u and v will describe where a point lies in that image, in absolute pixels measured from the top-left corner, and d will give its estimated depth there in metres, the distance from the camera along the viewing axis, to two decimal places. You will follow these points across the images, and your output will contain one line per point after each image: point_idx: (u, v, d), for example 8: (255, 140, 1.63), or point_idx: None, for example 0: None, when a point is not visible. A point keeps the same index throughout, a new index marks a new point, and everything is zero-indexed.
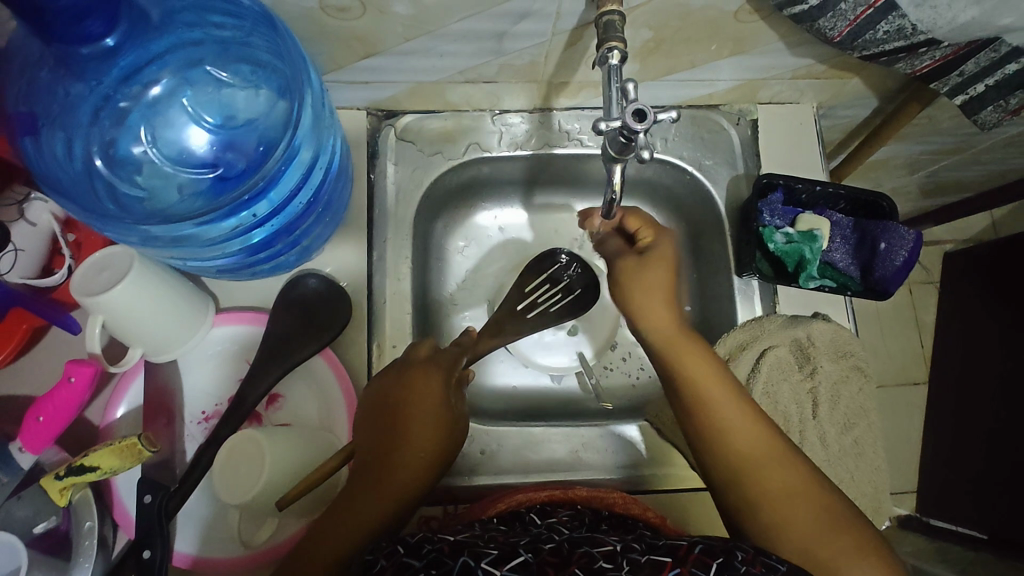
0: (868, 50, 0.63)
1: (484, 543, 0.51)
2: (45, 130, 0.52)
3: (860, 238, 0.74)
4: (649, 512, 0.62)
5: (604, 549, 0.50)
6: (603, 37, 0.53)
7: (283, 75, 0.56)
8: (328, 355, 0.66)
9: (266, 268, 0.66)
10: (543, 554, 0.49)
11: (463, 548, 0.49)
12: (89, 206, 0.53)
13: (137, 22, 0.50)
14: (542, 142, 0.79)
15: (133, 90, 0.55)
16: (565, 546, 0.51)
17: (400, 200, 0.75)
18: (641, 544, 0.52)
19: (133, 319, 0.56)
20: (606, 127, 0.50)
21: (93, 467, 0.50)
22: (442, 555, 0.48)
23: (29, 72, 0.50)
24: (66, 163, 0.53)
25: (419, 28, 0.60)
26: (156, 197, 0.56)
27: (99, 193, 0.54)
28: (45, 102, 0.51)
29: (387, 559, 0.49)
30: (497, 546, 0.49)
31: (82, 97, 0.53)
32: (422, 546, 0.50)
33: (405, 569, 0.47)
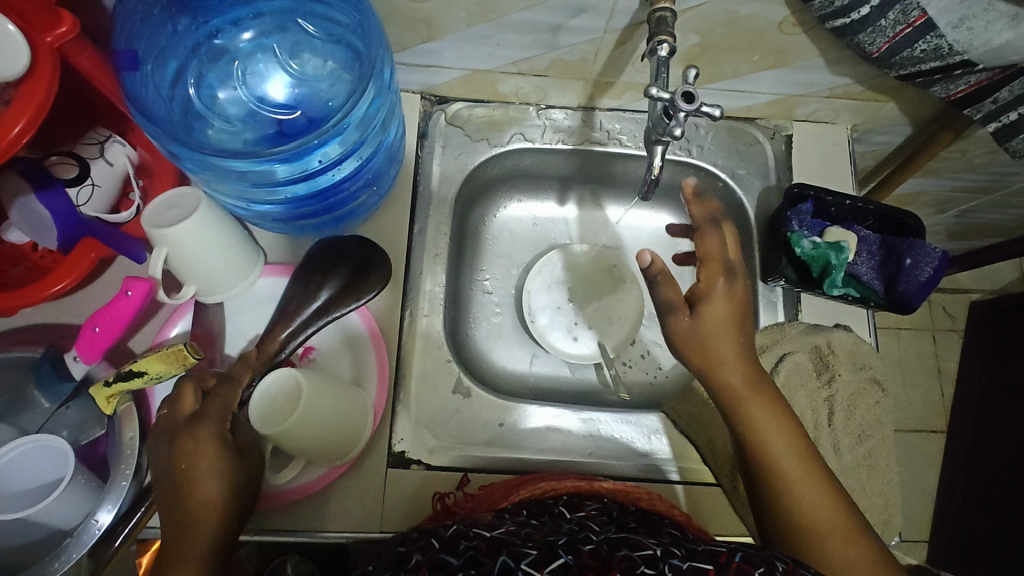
0: (905, 69, 0.66)
1: (521, 541, 0.50)
2: (141, 59, 0.57)
3: (886, 254, 0.76)
4: (675, 510, 0.64)
5: (644, 553, 0.49)
6: (655, 31, 0.57)
7: (356, 49, 0.62)
8: (364, 315, 0.70)
9: (315, 222, 0.71)
10: (583, 556, 0.47)
11: (501, 547, 0.49)
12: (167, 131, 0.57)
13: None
14: (583, 139, 0.82)
15: (225, 40, 0.61)
16: (604, 549, 0.49)
17: (444, 179, 0.79)
18: (680, 550, 0.51)
19: (192, 256, 0.60)
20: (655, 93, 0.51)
21: (142, 372, 0.55)
22: (478, 555, 0.47)
23: (143, 10, 0.56)
24: (156, 93, 0.58)
25: (483, 15, 0.64)
26: (224, 135, 0.60)
27: (183, 127, 0.59)
28: (151, 39, 0.57)
29: (423, 555, 0.49)
30: (535, 547, 0.48)
31: (182, 35, 0.59)
32: (458, 544, 0.49)
33: (442, 567, 0.47)
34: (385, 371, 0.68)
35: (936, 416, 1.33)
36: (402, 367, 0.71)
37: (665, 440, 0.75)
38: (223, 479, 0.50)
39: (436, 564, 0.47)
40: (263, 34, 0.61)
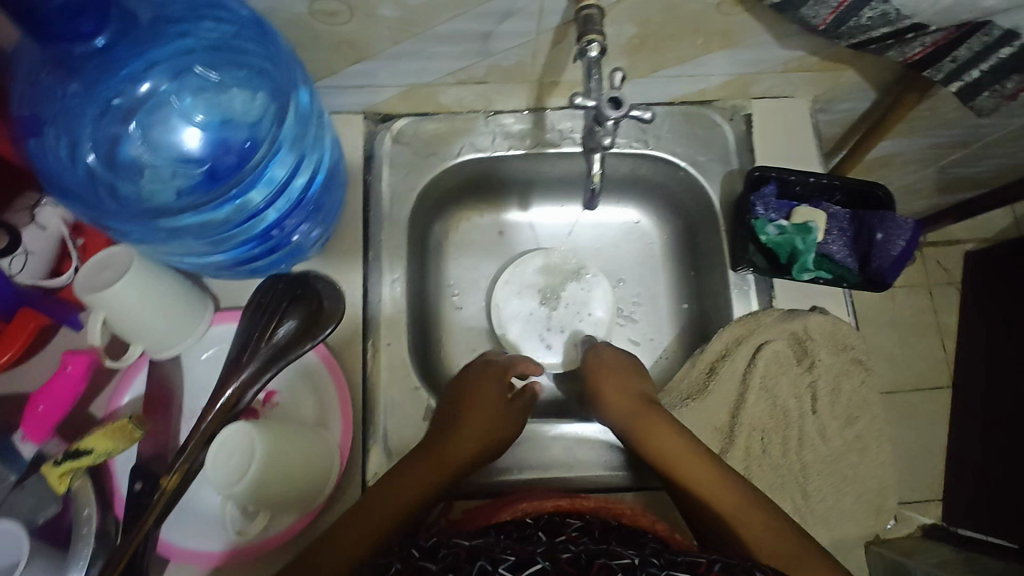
0: (855, 38, 0.62)
1: (501, 548, 0.52)
2: (42, 127, 0.54)
3: (857, 230, 0.73)
4: (658, 525, 0.62)
5: (623, 561, 0.51)
6: (583, 30, 0.54)
7: (272, 79, 0.58)
8: (322, 352, 0.67)
9: (264, 263, 0.68)
10: (561, 562, 0.50)
11: (481, 553, 0.51)
12: (90, 202, 0.55)
13: (124, 21, 0.52)
14: (536, 143, 0.79)
15: (129, 94, 0.57)
16: (583, 557, 0.51)
17: (395, 200, 0.76)
18: (659, 558, 0.52)
19: (132, 316, 0.58)
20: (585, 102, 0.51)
21: (88, 450, 0.53)
22: (457, 561, 0.50)
23: (32, 76, 0.53)
24: (68, 164, 0.55)
25: (407, 30, 0.62)
26: (146, 194, 0.57)
27: (100, 192, 0.56)
28: (47, 104, 0.54)
29: (403, 562, 0.51)
30: (513, 552, 0.51)
31: (80, 99, 0.55)
32: (438, 550, 0.52)
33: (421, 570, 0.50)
34: (348, 410, 0.66)
35: (935, 373, 1.30)
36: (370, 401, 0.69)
37: None
38: None
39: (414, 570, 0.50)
40: (170, 82, 0.58)
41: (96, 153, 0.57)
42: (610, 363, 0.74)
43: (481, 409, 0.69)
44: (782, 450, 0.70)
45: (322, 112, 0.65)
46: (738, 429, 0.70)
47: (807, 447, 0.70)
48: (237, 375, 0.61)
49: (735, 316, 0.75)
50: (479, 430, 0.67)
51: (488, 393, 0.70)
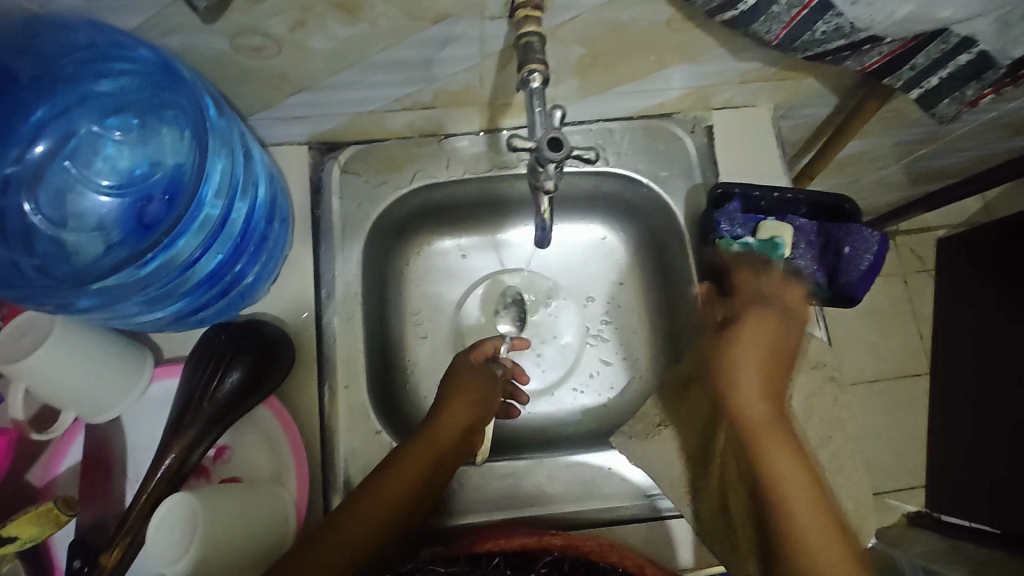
0: (810, 51, 0.60)
1: None
2: None
3: (824, 242, 0.72)
4: (627, 560, 0.61)
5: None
6: (524, 59, 0.51)
7: (193, 118, 0.54)
8: (273, 404, 0.63)
9: (212, 312, 0.64)
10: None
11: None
12: (4, 279, 0.50)
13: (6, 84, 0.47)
14: (493, 164, 0.76)
15: (33, 154, 0.52)
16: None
17: (347, 233, 0.73)
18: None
19: (59, 385, 0.54)
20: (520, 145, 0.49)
21: (11, 538, 0.48)
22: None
23: None
24: None
25: (342, 61, 0.58)
26: (77, 258, 0.54)
27: (20, 265, 0.52)
28: None
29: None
30: None
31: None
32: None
33: None
34: (305, 464, 0.62)
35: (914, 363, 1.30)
36: (329, 450, 0.66)
37: (619, 476, 0.70)
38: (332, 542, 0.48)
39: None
40: (84, 137, 0.54)
41: (9, 224, 0.52)
42: (761, 353, 0.56)
43: (445, 441, 0.63)
44: None
45: (252, 140, 0.60)
46: (712, 455, 0.69)
47: None
48: (178, 440, 0.58)
49: (705, 336, 0.73)
50: (439, 463, 0.63)
51: (458, 422, 0.65)
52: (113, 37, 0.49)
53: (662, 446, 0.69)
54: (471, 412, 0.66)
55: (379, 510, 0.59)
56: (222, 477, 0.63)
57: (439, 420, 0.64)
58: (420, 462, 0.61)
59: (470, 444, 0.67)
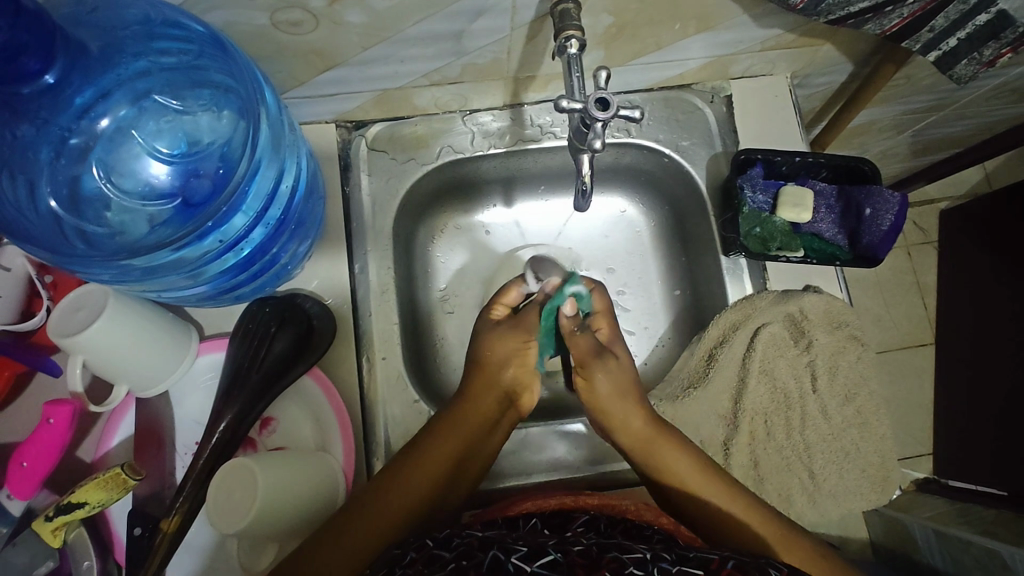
0: (833, 15, 0.62)
1: (511, 539, 0.54)
2: None
3: (845, 206, 0.73)
4: (664, 518, 0.63)
5: (634, 555, 0.52)
6: (561, 26, 0.52)
7: (239, 97, 0.55)
8: (317, 374, 0.64)
9: (248, 289, 0.65)
10: (572, 554, 0.51)
11: (492, 543, 0.53)
12: (58, 249, 0.51)
13: (76, 56, 0.48)
14: (516, 139, 0.77)
15: (85, 127, 0.53)
16: (594, 549, 0.53)
17: (377, 209, 0.74)
18: (670, 553, 0.53)
19: (113, 359, 0.55)
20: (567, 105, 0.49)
21: (80, 504, 0.51)
22: (471, 548, 0.52)
23: None
24: (29, 209, 0.51)
25: (376, 35, 0.59)
26: (122, 234, 0.54)
27: (69, 236, 0.53)
28: None
29: (416, 553, 0.53)
30: (526, 543, 0.52)
31: (31, 140, 0.51)
32: (451, 540, 0.54)
33: (435, 559, 0.51)
34: (349, 431, 0.63)
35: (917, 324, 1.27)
36: (370, 420, 0.67)
37: None
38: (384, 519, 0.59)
39: (428, 558, 0.52)
40: (128, 113, 0.54)
41: (58, 195, 0.53)
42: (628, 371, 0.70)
43: (461, 436, 0.64)
44: (785, 431, 0.71)
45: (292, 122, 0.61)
46: (742, 415, 0.71)
47: (808, 427, 0.71)
48: (229, 411, 0.60)
49: (730, 301, 0.75)
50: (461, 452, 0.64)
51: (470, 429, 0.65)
52: (164, 13, 0.49)
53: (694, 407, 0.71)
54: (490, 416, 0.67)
55: (398, 498, 0.60)
56: (268, 447, 0.64)
57: (458, 428, 0.65)
58: (441, 455, 0.63)
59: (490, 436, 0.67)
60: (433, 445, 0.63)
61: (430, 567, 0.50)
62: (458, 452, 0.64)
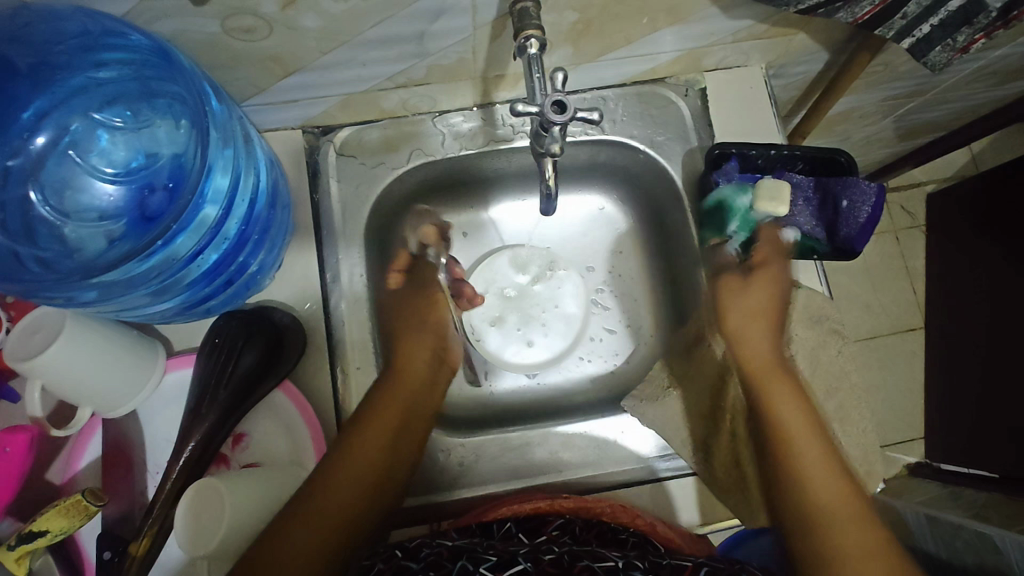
0: (803, 4, 0.60)
1: (482, 548, 0.54)
2: None
3: (822, 198, 0.72)
4: (639, 520, 0.61)
5: (606, 564, 0.52)
6: (521, 26, 0.51)
7: (190, 105, 0.53)
8: (288, 387, 0.64)
9: (218, 303, 0.64)
10: (542, 563, 0.51)
11: (463, 552, 0.53)
12: (9, 273, 0.50)
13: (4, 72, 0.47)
14: (489, 139, 0.76)
15: (32, 146, 0.52)
16: (566, 558, 0.53)
17: (347, 216, 0.72)
18: (643, 560, 0.53)
19: (72, 382, 0.53)
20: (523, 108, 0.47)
21: (42, 532, 0.50)
22: (440, 559, 0.52)
23: None
24: None
25: (333, 39, 0.57)
26: (77, 254, 0.53)
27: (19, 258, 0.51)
28: None
29: (386, 562, 0.52)
30: (495, 552, 0.53)
31: None
32: (419, 549, 0.53)
33: (404, 570, 0.51)
34: (322, 444, 0.63)
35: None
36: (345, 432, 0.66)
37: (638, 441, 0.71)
38: (344, 493, 0.58)
39: (397, 569, 0.51)
40: (81, 128, 0.53)
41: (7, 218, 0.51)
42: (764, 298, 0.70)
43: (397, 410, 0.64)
44: None
45: (249, 127, 0.59)
46: (723, 413, 0.70)
47: None
48: (198, 427, 0.59)
49: (710, 297, 0.74)
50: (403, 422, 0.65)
51: (404, 391, 0.66)
52: (104, 25, 0.48)
53: (676, 405, 0.71)
54: (418, 385, 0.69)
55: (356, 472, 0.59)
56: (241, 463, 0.63)
57: (389, 391, 0.65)
58: (384, 425, 0.63)
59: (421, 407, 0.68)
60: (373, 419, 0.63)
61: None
62: (402, 417, 0.65)
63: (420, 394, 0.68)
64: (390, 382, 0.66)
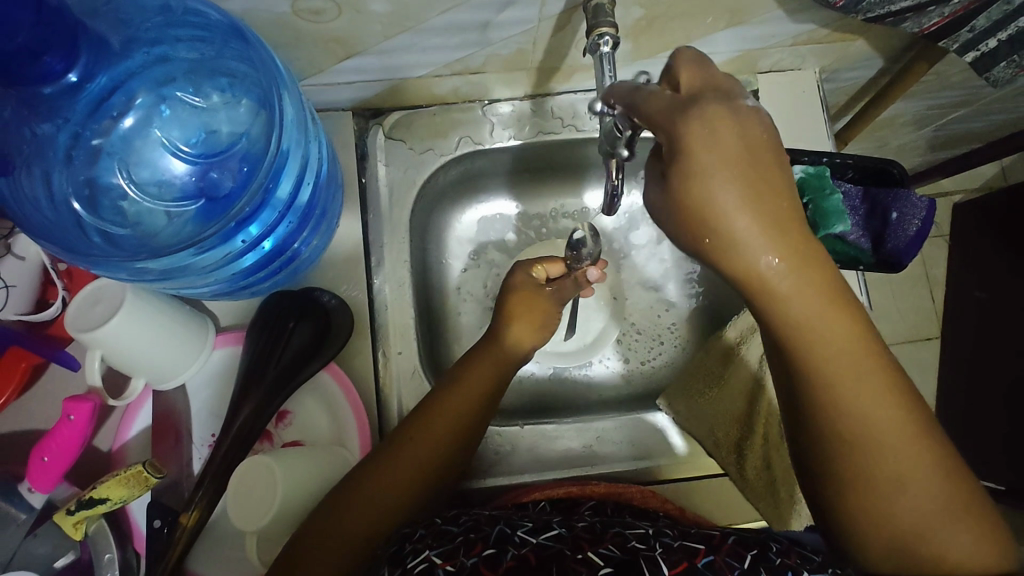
0: (873, 13, 0.59)
1: (519, 516, 0.56)
2: (13, 165, 0.49)
3: (870, 208, 0.71)
4: (668, 505, 0.63)
5: (636, 531, 0.53)
6: (594, 22, 0.51)
7: (260, 84, 0.53)
8: (334, 370, 0.64)
9: (265, 285, 0.65)
10: (576, 529, 0.53)
11: (499, 519, 0.55)
12: (76, 248, 0.51)
13: (97, 50, 0.46)
14: (536, 131, 0.75)
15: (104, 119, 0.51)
16: (597, 525, 0.54)
17: (393, 201, 0.72)
18: (672, 530, 0.54)
19: (132, 353, 0.55)
20: (601, 113, 0.50)
21: (102, 499, 0.52)
22: (479, 523, 0.54)
23: None
24: (50, 210, 0.51)
25: (398, 24, 0.57)
26: (142, 235, 0.53)
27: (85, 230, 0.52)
28: (17, 144, 0.49)
29: (427, 528, 0.53)
30: (531, 519, 0.54)
31: (49, 138, 0.50)
32: (459, 517, 0.55)
33: (444, 533, 0.52)
34: (365, 426, 0.63)
35: (928, 323, 1.26)
36: (385, 415, 0.67)
37: (668, 438, 0.72)
38: (404, 472, 0.57)
39: (438, 533, 0.52)
40: (146, 102, 0.52)
41: (74, 195, 0.51)
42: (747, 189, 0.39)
43: (470, 403, 0.61)
44: None
45: (311, 109, 0.60)
46: (757, 416, 0.70)
47: None
48: (246, 405, 0.60)
49: None
50: (475, 419, 0.61)
51: (477, 383, 0.62)
52: (187, 5, 0.49)
53: (707, 405, 0.72)
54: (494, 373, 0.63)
55: (418, 458, 0.58)
56: (285, 441, 0.64)
57: (461, 376, 0.62)
58: (457, 408, 0.60)
59: (494, 400, 0.63)
60: (440, 411, 0.60)
61: (439, 541, 0.51)
62: (477, 402, 0.61)
63: (498, 381, 0.64)
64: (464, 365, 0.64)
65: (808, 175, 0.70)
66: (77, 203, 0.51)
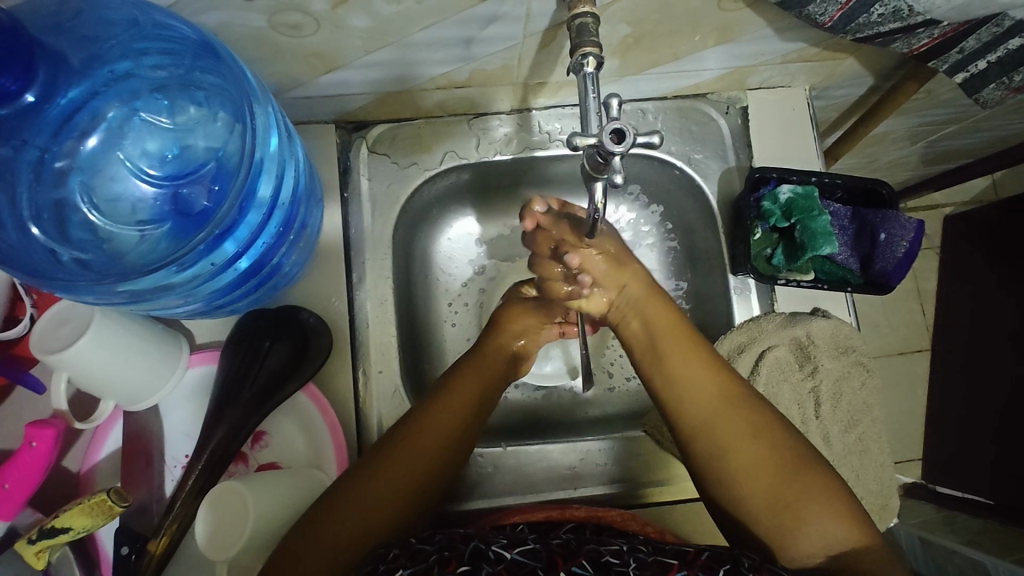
0: (862, 33, 0.58)
1: (495, 535, 0.54)
2: None
3: (859, 228, 0.70)
4: (647, 527, 0.62)
5: (611, 547, 0.52)
6: (577, 41, 0.50)
7: (233, 98, 0.52)
8: (311, 390, 0.63)
9: (243, 304, 0.63)
10: (552, 545, 0.51)
11: (474, 537, 0.53)
12: (42, 271, 0.48)
13: (56, 66, 0.45)
14: (523, 146, 0.74)
15: (71, 138, 0.50)
16: (574, 542, 0.53)
17: (376, 216, 0.71)
18: (646, 545, 0.53)
19: (99, 375, 0.53)
20: (581, 143, 0.47)
21: (65, 529, 0.51)
22: (454, 542, 0.51)
23: None
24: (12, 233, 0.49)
25: (379, 39, 0.55)
26: (111, 256, 0.51)
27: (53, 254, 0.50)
28: None
29: (400, 548, 0.50)
30: (507, 537, 0.53)
31: (12, 160, 0.48)
32: (434, 535, 0.53)
33: (419, 552, 0.50)
34: (342, 449, 0.62)
35: (918, 338, 1.25)
36: (364, 436, 0.65)
37: (653, 460, 0.71)
38: (390, 490, 0.55)
39: (412, 552, 0.50)
40: (116, 118, 0.51)
41: (39, 217, 0.49)
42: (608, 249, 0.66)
43: (458, 418, 0.61)
44: None
45: (287, 121, 0.58)
46: None
47: None
48: (221, 426, 0.59)
49: (736, 321, 0.73)
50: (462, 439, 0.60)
51: (465, 399, 0.62)
52: (153, 18, 0.46)
53: None
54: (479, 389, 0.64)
55: (403, 474, 0.56)
56: (260, 463, 0.63)
57: (449, 391, 0.62)
58: (446, 422, 0.60)
59: (479, 419, 0.63)
60: (427, 427, 0.59)
61: (414, 561, 0.48)
62: (465, 418, 0.61)
63: (482, 398, 0.64)
64: (453, 380, 0.64)
65: (797, 195, 0.69)
66: (45, 225, 0.50)
